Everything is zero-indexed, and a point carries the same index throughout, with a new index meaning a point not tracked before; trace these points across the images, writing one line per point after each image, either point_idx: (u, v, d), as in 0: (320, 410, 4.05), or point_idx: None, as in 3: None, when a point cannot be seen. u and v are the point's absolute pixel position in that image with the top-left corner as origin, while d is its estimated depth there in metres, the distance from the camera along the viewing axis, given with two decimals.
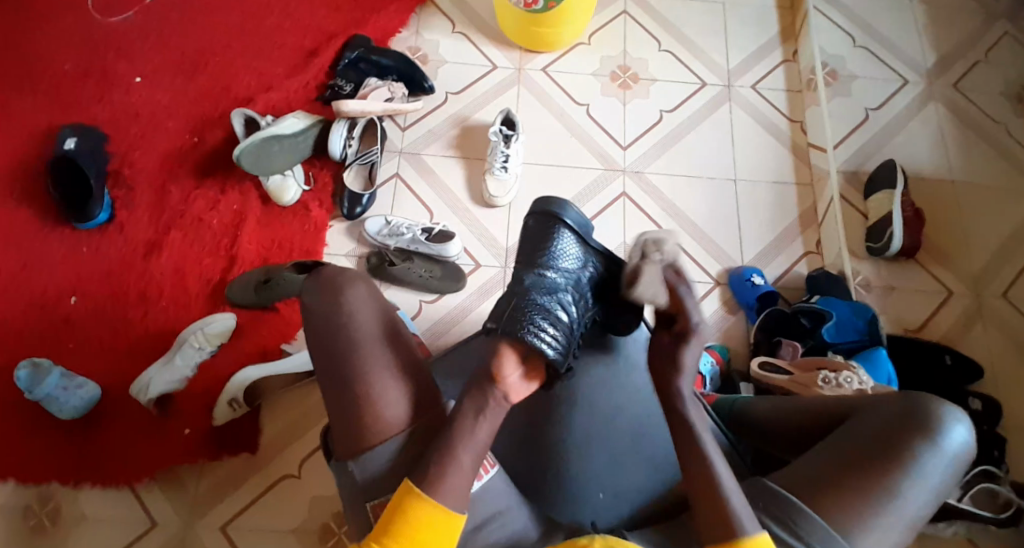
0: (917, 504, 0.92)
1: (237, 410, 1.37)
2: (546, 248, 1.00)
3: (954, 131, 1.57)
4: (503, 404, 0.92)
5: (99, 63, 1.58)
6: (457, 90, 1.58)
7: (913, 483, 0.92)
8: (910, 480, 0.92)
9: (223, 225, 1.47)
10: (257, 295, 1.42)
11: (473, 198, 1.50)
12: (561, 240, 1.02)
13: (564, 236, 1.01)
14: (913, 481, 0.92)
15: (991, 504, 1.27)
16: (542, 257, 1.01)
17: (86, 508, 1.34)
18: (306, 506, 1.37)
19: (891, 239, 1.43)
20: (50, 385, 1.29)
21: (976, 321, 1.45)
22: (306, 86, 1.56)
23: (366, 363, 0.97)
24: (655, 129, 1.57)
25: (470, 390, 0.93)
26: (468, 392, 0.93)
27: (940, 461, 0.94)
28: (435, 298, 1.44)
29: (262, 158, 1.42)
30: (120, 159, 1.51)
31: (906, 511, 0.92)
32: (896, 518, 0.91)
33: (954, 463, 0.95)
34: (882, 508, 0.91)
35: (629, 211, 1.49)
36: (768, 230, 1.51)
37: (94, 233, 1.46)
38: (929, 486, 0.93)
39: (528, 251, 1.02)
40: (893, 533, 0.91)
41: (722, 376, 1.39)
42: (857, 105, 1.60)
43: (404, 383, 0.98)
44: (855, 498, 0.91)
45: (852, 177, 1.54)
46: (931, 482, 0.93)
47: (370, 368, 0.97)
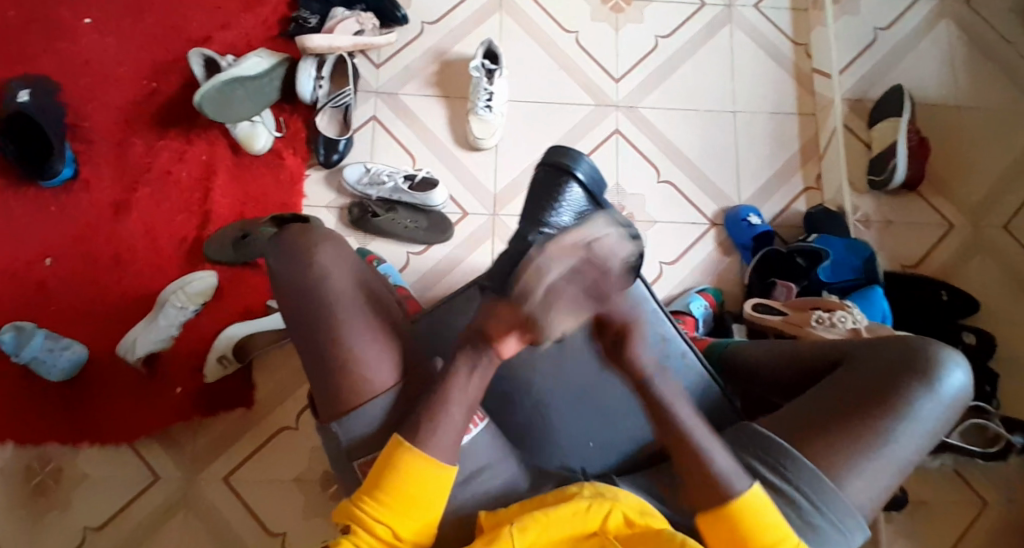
0: (908, 447, 0.91)
1: (227, 368, 1.37)
2: (550, 201, 0.90)
3: (965, 52, 1.48)
4: (494, 364, 0.85)
5: (41, 4, 1.45)
6: (434, 20, 1.46)
7: (907, 427, 0.91)
8: (904, 424, 0.91)
9: (193, 178, 1.40)
10: (235, 251, 1.36)
11: (456, 140, 1.42)
12: (571, 195, 0.91)
13: (571, 189, 0.91)
14: (907, 425, 0.91)
15: (979, 438, 1.30)
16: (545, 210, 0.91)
17: (85, 469, 1.35)
18: (306, 457, 1.38)
19: (893, 172, 1.37)
20: (35, 347, 1.28)
21: (976, 253, 1.42)
22: (268, 23, 1.44)
23: (351, 349, 0.94)
24: (649, 58, 1.46)
25: (462, 346, 0.86)
26: (459, 349, 0.86)
27: (935, 404, 0.92)
28: (422, 249, 1.39)
29: (227, 105, 1.32)
30: (76, 110, 1.41)
31: (896, 454, 0.91)
32: (887, 460, 0.90)
33: (950, 407, 0.93)
34: (872, 452, 0.90)
35: (622, 150, 1.41)
36: (767, 166, 1.44)
37: (60, 192, 1.39)
38: (921, 430, 0.91)
39: (533, 204, 0.92)
40: (882, 476, 0.91)
41: (715, 317, 1.38)
42: (864, 25, 1.49)
43: (392, 364, 0.95)
44: (845, 442, 0.91)
45: (856, 106, 1.46)
46: (924, 425, 0.91)
47: (352, 348, 0.94)
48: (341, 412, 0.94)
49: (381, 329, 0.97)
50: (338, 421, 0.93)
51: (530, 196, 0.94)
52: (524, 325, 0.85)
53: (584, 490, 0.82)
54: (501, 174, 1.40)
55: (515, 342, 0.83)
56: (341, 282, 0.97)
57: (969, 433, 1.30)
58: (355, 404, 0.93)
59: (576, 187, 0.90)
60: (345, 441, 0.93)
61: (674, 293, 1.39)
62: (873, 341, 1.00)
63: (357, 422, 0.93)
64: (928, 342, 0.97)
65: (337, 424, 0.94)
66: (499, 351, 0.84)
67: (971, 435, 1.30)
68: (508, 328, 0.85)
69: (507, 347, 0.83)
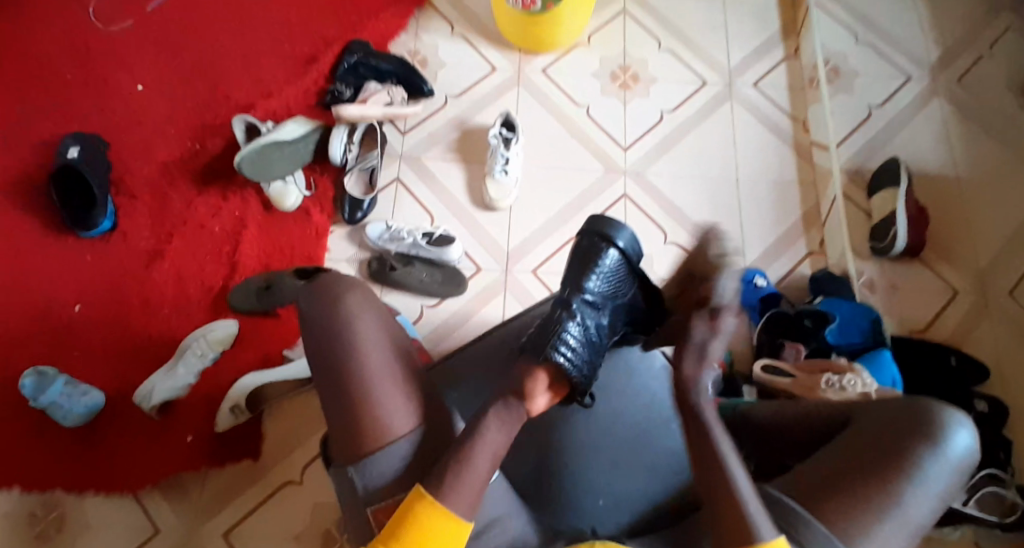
0: (920, 511, 0.89)
1: (239, 417, 1.38)
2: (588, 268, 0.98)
3: (958, 127, 1.55)
4: (522, 419, 0.92)
5: (100, 73, 1.59)
6: (457, 93, 1.58)
7: (917, 490, 0.89)
8: (913, 488, 0.89)
9: (225, 232, 1.48)
10: (259, 301, 1.43)
11: (473, 201, 1.50)
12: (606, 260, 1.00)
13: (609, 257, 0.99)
14: (917, 489, 0.89)
15: (997, 507, 1.24)
16: (583, 274, 0.99)
17: (91, 517, 1.34)
18: (309, 512, 1.37)
19: (894, 240, 1.42)
20: (55, 391, 1.31)
21: (981, 319, 1.43)
22: (306, 93, 1.56)
23: (368, 379, 0.97)
24: (656, 129, 1.56)
25: (495, 405, 0.92)
26: (491, 405, 0.92)
27: (944, 466, 0.91)
28: (436, 303, 1.43)
29: (263, 165, 1.42)
30: (122, 167, 1.52)
31: (907, 519, 0.89)
32: (899, 525, 0.88)
33: (959, 470, 0.92)
34: (884, 516, 0.88)
35: (631, 212, 1.48)
36: (771, 231, 1.50)
37: (99, 241, 1.47)
38: (931, 493, 0.90)
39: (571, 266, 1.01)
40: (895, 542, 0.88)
41: (725, 378, 1.36)
42: (859, 103, 1.59)
43: (409, 395, 0.98)
44: (856, 505, 0.89)
45: (855, 177, 1.53)
46: (934, 488, 0.90)
47: (369, 379, 0.97)
48: (359, 457, 0.95)
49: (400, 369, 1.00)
50: (356, 466, 0.94)
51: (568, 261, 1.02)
52: (555, 382, 0.95)
53: None
54: (515, 232, 1.47)
55: (543, 399, 0.94)
56: (365, 316, 1.01)
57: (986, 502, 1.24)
58: (371, 449, 0.95)
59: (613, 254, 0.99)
60: (364, 489, 0.94)
61: None
62: (878, 403, 0.99)
63: (377, 467, 0.94)
64: (933, 404, 0.95)
65: (354, 468, 0.95)
66: (529, 409, 0.93)
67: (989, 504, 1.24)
68: (542, 387, 0.93)
69: (538, 404, 0.93)
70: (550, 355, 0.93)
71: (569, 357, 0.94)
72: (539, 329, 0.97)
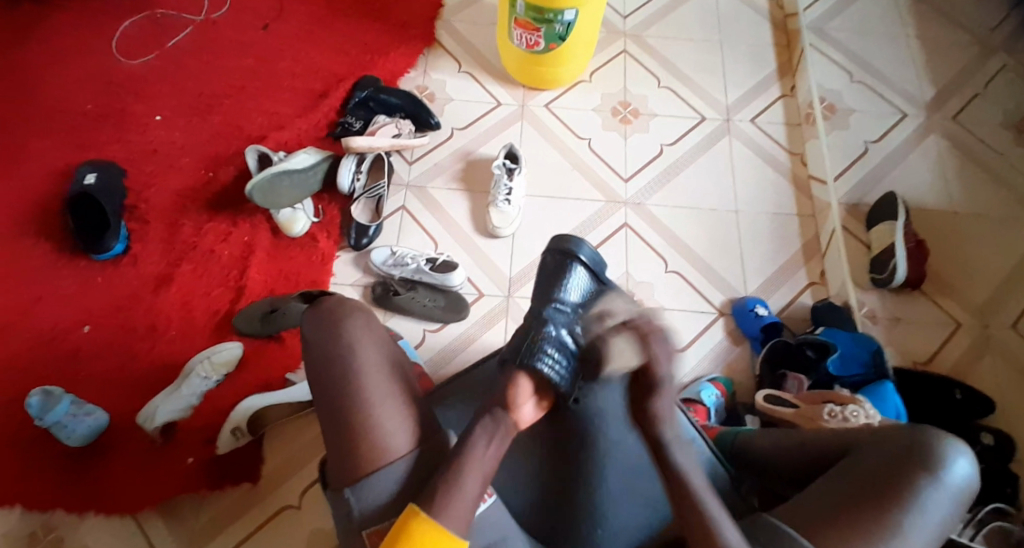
0: (920, 539, 0.89)
1: (240, 440, 1.36)
2: (557, 281, 1.06)
3: (954, 161, 1.58)
4: (514, 432, 0.94)
5: (121, 105, 1.65)
6: (463, 126, 1.64)
7: (917, 518, 0.89)
8: (913, 516, 0.89)
9: (233, 257, 1.52)
10: (262, 325, 1.44)
11: (476, 228, 1.53)
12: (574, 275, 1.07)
13: (575, 271, 1.06)
14: (917, 517, 0.89)
15: (1005, 543, 1.17)
16: (552, 290, 1.06)
17: (88, 538, 1.33)
18: (305, 537, 1.34)
19: (894, 271, 1.43)
20: (59, 412, 1.29)
21: (986, 352, 1.42)
22: (317, 125, 1.62)
23: (367, 400, 0.97)
24: (655, 162, 1.60)
25: (482, 416, 0.94)
26: (479, 420, 0.94)
27: (944, 495, 0.91)
28: (438, 327, 1.45)
29: (273, 193, 1.45)
30: (136, 195, 1.56)
31: (908, 547, 0.88)
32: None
33: (958, 499, 0.92)
34: (884, 544, 0.88)
35: (632, 242, 1.51)
36: (771, 261, 1.52)
37: (109, 265, 1.50)
38: (931, 521, 0.90)
39: (542, 286, 1.08)
40: None
41: (727, 409, 1.37)
42: (855, 138, 1.63)
43: (407, 416, 0.99)
44: (857, 534, 0.88)
45: (853, 210, 1.55)
46: (933, 516, 0.90)
47: (368, 400, 0.97)
48: (355, 479, 0.95)
49: (399, 391, 1.00)
50: (352, 488, 0.94)
51: (538, 281, 1.09)
52: (541, 391, 0.98)
53: None
54: (518, 259, 1.50)
55: (529, 408, 0.97)
56: (367, 341, 1.02)
57: (993, 538, 1.17)
58: (368, 470, 0.95)
59: (579, 266, 1.06)
60: (358, 510, 0.93)
61: (685, 380, 1.42)
62: (876, 432, 0.99)
63: (371, 488, 0.94)
64: (929, 432, 0.96)
65: (350, 489, 0.95)
66: (516, 419, 0.95)
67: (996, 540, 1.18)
68: (525, 392, 0.96)
69: (525, 413, 0.96)
70: (531, 361, 0.98)
71: (552, 366, 0.98)
72: (521, 339, 1.01)
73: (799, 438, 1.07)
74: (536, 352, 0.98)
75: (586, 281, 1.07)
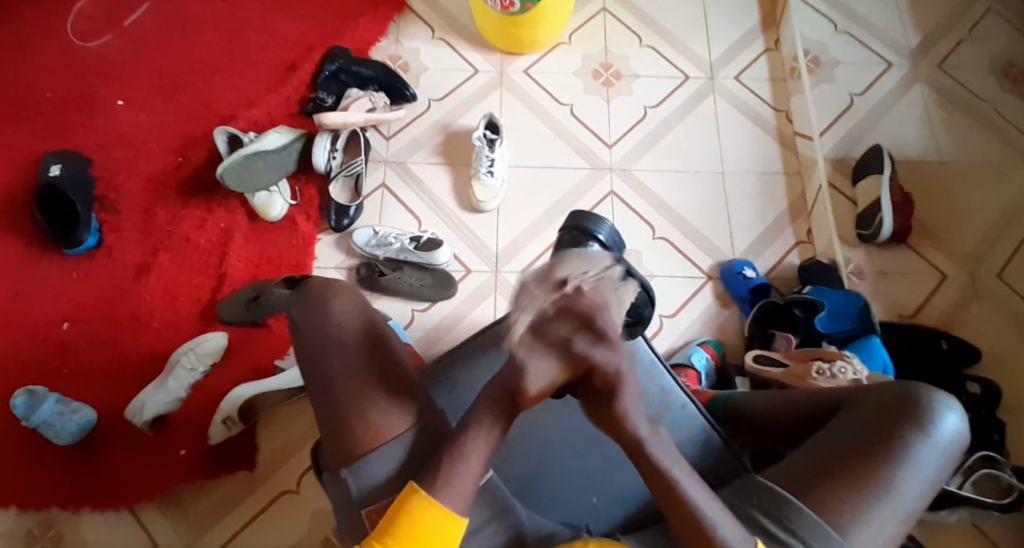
0: (911, 494, 0.90)
1: (232, 429, 1.34)
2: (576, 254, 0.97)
3: (940, 112, 1.56)
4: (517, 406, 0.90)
5: (80, 89, 1.58)
6: (440, 96, 1.58)
7: (906, 474, 0.90)
8: (902, 471, 0.90)
9: (212, 243, 1.47)
10: (247, 311, 1.41)
11: (460, 203, 1.50)
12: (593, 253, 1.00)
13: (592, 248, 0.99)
14: (906, 472, 0.90)
15: (993, 489, 1.23)
16: None
17: (88, 534, 1.31)
18: (307, 521, 1.34)
19: (881, 226, 1.41)
20: (46, 411, 1.28)
21: (972, 302, 1.42)
22: (289, 101, 1.56)
23: (357, 378, 0.96)
24: (639, 125, 1.56)
25: (488, 394, 0.91)
26: (484, 402, 0.89)
27: (933, 450, 0.91)
28: (427, 306, 1.43)
29: (248, 175, 1.41)
30: (105, 183, 1.51)
31: (900, 502, 0.89)
32: (890, 512, 0.89)
33: (949, 452, 0.92)
34: (876, 501, 0.89)
35: (618, 209, 1.49)
36: (758, 222, 1.51)
37: (84, 258, 1.46)
38: (922, 476, 0.91)
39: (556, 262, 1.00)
40: (889, 525, 0.89)
41: (717, 370, 1.37)
42: (841, 91, 1.59)
43: (401, 392, 0.97)
44: (848, 492, 0.89)
45: (840, 164, 1.53)
46: (924, 471, 0.90)
47: (360, 379, 0.96)
48: (352, 460, 0.94)
49: (393, 372, 0.98)
50: (350, 469, 0.93)
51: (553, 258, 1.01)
52: None
53: None
54: (503, 233, 1.47)
55: None
56: (358, 321, 1.01)
57: (983, 484, 1.23)
58: (366, 451, 0.93)
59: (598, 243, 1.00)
60: (357, 492, 0.92)
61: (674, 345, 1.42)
62: (867, 389, 0.99)
63: (370, 468, 0.93)
64: (921, 388, 0.96)
65: (347, 470, 0.93)
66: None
67: (986, 487, 1.23)
68: None
69: None
70: None
71: None
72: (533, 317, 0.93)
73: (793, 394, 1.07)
74: None
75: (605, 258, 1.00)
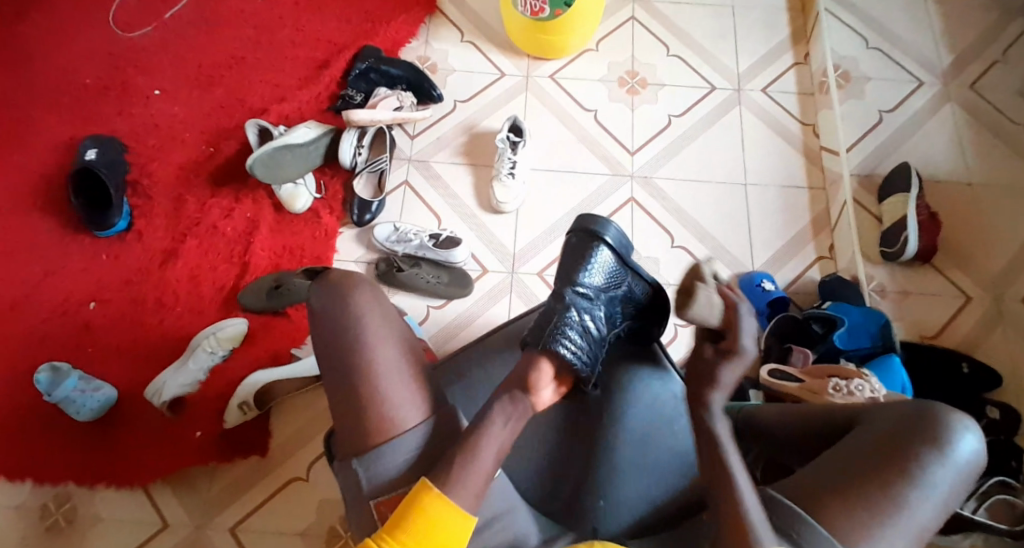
0: (924, 513, 0.88)
1: (247, 413, 1.37)
2: (582, 263, 1.04)
3: (971, 132, 1.53)
4: (530, 413, 0.95)
5: (120, 78, 1.63)
6: (466, 98, 1.60)
7: (919, 493, 0.88)
8: (915, 490, 0.88)
9: (238, 232, 1.51)
10: (269, 300, 1.44)
11: (480, 204, 1.51)
12: (597, 257, 1.05)
13: (599, 252, 1.05)
14: (919, 491, 0.88)
15: (1008, 514, 1.20)
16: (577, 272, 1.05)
17: (102, 509, 1.34)
18: (315, 508, 1.35)
19: (905, 244, 1.39)
20: (68, 387, 1.31)
21: (996, 326, 1.39)
22: (318, 98, 1.59)
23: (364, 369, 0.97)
24: (663, 134, 1.57)
25: (500, 398, 0.94)
26: (497, 399, 0.94)
27: (950, 471, 0.90)
28: (442, 304, 1.44)
29: (275, 167, 1.44)
30: (138, 170, 1.55)
31: (912, 521, 0.88)
32: (899, 528, 0.87)
33: (965, 473, 0.91)
34: (887, 518, 0.87)
35: (638, 216, 1.49)
36: (779, 235, 1.49)
37: (114, 241, 1.50)
38: (936, 496, 0.89)
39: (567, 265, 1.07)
40: (899, 543, 0.88)
41: (731, 383, 1.36)
42: (868, 107, 1.57)
43: (405, 387, 0.98)
44: (859, 509, 0.88)
45: (866, 181, 1.51)
46: (939, 492, 0.89)
47: (367, 371, 0.97)
48: (364, 449, 0.95)
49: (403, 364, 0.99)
50: (361, 458, 0.94)
51: (563, 262, 1.08)
52: (562, 374, 0.98)
53: None
54: (522, 234, 1.48)
55: (550, 393, 0.97)
56: (371, 312, 1.02)
57: (996, 511, 1.20)
58: (379, 441, 0.94)
59: (603, 247, 1.04)
60: (366, 481, 0.93)
61: None
62: (883, 406, 0.98)
63: (382, 460, 0.94)
64: (940, 407, 0.94)
65: (359, 461, 0.94)
66: (536, 402, 0.96)
67: (1000, 512, 1.20)
68: (547, 376, 0.96)
69: (543, 397, 0.96)
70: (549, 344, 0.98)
71: (571, 349, 0.98)
72: (542, 320, 1.02)
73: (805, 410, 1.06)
74: (553, 336, 0.98)
75: (611, 262, 1.06)
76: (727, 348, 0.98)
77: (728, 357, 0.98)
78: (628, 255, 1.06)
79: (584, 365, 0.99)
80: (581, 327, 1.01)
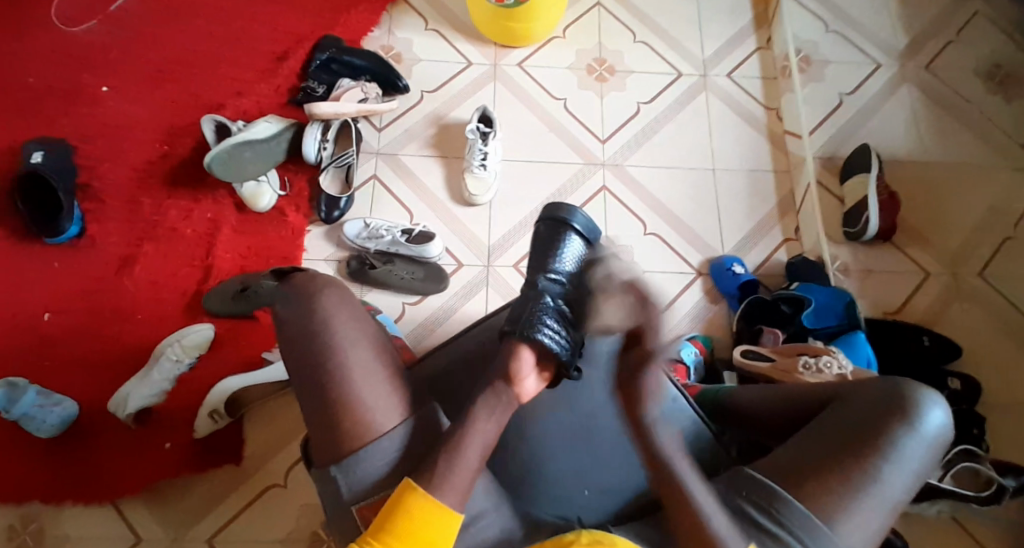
0: (896, 487, 0.90)
1: (218, 422, 1.32)
2: (553, 249, 1.05)
3: (927, 112, 1.57)
4: (514, 404, 0.92)
5: (64, 73, 1.54)
6: (433, 88, 1.57)
7: (891, 467, 0.91)
8: (887, 465, 0.91)
9: (199, 234, 1.45)
10: (235, 304, 1.38)
11: (452, 197, 1.49)
12: (568, 244, 1.07)
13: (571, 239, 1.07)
14: (891, 465, 0.91)
15: (972, 482, 1.24)
16: (549, 258, 1.05)
17: (70, 528, 1.29)
18: (294, 516, 1.32)
19: (867, 224, 1.43)
20: (27, 403, 1.24)
21: (954, 300, 1.45)
22: (278, 91, 1.53)
23: (349, 377, 0.95)
24: (632, 121, 1.57)
25: (484, 390, 0.92)
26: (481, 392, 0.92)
27: (919, 444, 0.92)
28: (418, 300, 1.42)
29: (233, 165, 1.38)
30: (88, 171, 1.47)
31: (886, 495, 0.90)
32: (875, 505, 0.89)
33: (933, 447, 0.93)
34: (862, 493, 0.89)
35: (610, 205, 1.50)
36: (747, 220, 1.52)
37: (66, 247, 1.42)
38: (907, 469, 0.91)
39: (537, 255, 1.07)
40: (874, 517, 0.89)
41: (705, 365, 1.37)
42: (830, 89, 1.61)
43: (390, 393, 0.96)
44: (836, 484, 0.89)
45: (828, 163, 1.54)
46: (909, 465, 0.91)
47: (351, 379, 0.94)
48: (341, 456, 0.92)
49: (386, 371, 0.97)
50: (339, 464, 0.91)
51: (533, 252, 1.08)
52: (542, 362, 0.96)
53: (581, 537, 0.84)
54: (496, 227, 1.47)
55: (532, 382, 0.95)
56: (348, 320, 0.99)
57: (961, 478, 1.25)
58: (358, 446, 0.92)
59: (574, 233, 1.07)
60: (346, 489, 0.90)
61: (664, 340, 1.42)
62: (857, 384, 1.01)
63: (360, 466, 0.91)
64: (907, 385, 0.97)
65: (337, 468, 0.91)
66: (519, 393, 0.93)
67: (965, 479, 1.25)
68: (528, 364, 0.94)
69: (527, 386, 0.94)
70: (533, 331, 0.95)
71: (553, 336, 0.96)
72: (518, 308, 1.00)
73: (779, 391, 1.08)
74: (538, 322, 0.96)
75: (581, 250, 1.08)
76: (641, 352, 0.91)
77: (647, 364, 0.90)
78: (596, 240, 1.09)
79: (567, 352, 0.97)
80: (560, 313, 1.00)
